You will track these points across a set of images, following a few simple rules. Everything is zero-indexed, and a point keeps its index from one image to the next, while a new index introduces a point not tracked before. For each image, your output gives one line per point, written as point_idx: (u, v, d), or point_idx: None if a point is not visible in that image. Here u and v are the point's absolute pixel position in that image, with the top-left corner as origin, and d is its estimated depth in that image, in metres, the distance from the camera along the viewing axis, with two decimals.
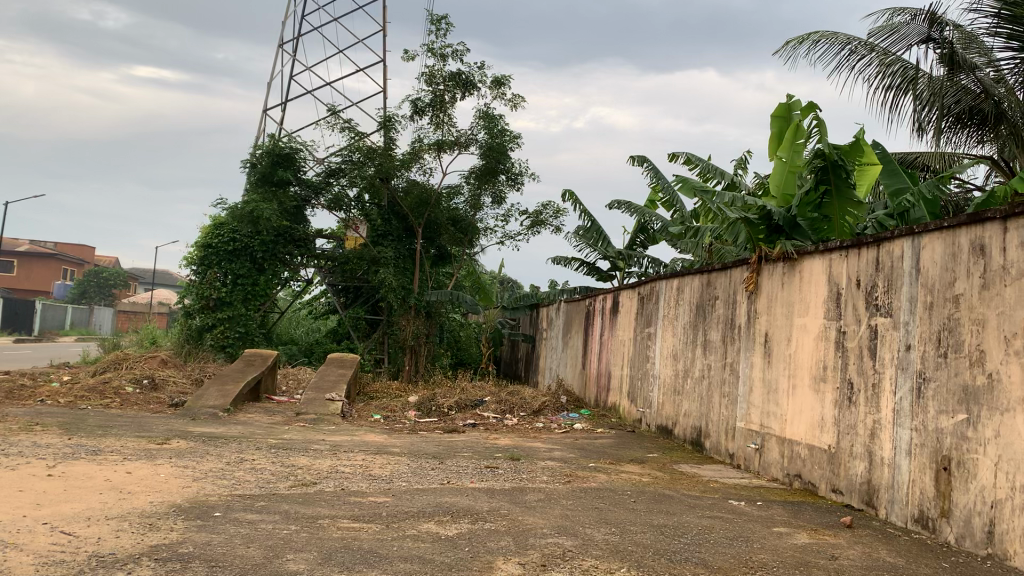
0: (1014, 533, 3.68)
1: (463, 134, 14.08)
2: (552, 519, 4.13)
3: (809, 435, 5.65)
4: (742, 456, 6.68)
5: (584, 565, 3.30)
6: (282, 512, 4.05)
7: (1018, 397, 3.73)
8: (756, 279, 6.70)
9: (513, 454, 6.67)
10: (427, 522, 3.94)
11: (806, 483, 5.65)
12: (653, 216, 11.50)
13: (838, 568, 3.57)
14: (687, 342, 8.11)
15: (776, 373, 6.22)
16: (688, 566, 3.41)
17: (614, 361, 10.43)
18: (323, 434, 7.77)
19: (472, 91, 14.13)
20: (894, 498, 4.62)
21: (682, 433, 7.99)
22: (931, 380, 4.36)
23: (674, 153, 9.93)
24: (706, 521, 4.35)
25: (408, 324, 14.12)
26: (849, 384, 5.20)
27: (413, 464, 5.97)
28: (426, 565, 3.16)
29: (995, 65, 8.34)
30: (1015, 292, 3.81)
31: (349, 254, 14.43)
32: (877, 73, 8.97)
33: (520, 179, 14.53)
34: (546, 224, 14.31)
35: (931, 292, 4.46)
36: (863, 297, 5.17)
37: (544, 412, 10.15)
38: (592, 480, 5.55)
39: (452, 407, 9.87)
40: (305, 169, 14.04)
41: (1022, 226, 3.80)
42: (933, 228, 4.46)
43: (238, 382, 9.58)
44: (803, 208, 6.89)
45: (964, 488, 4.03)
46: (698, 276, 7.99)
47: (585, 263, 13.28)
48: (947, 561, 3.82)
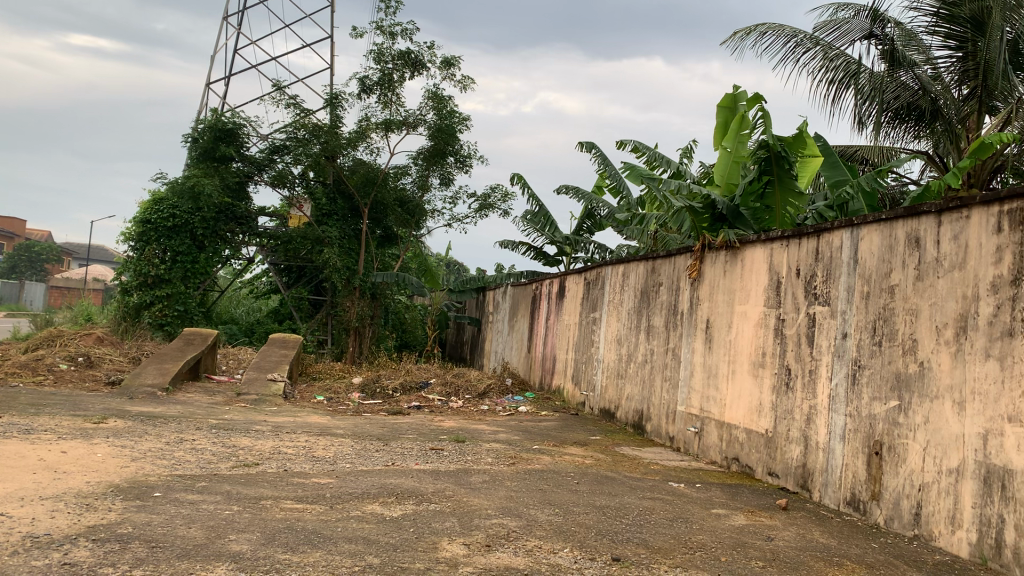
0: (939, 515, 3.84)
1: (411, 114, 13.96)
2: (496, 501, 4.16)
3: (747, 419, 5.79)
4: (682, 440, 6.80)
5: (528, 545, 3.34)
6: (223, 493, 4.01)
7: (946, 385, 3.87)
8: (699, 266, 6.81)
9: (457, 436, 6.68)
10: (371, 503, 3.93)
11: (743, 466, 5.79)
12: (600, 203, 11.58)
13: (774, 548, 3.67)
14: (631, 327, 8.20)
15: (716, 358, 6.36)
16: (630, 546, 3.47)
17: (558, 345, 10.52)
18: (265, 415, 7.69)
19: (421, 71, 14.03)
20: (828, 481, 4.77)
21: (624, 416, 8.10)
22: (866, 367, 4.50)
23: (622, 142, 10.01)
24: (646, 503, 4.43)
25: (352, 306, 14.02)
26: (786, 370, 5.34)
27: (357, 445, 5.95)
28: (370, 546, 3.15)
29: (932, 63, 8.65)
30: (946, 283, 3.95)
31: (292, 234, 14.01)
32: (820, 68, 9.06)
33: (468, 162, 14.60)
34: (494, 208, 14.31)
35: (867, 281, 4.59)
36: (802, 286, 5.29)
37: (488, 395, 10.23)
38: (535, 462, 5.59)
39: (396, 389, 9.83)
40: (248, 145, 13.75)
41: (956, 220, 3.94)
42: (871, 221, 4.59)
43: (177, 361, 9.40)
44: (746, 198, 7.00)
45: (894, 471, 4.18)
46: (643, 263, 8.07)
47: (533, 248, 13.32)
48: (876, 541, 3.96)
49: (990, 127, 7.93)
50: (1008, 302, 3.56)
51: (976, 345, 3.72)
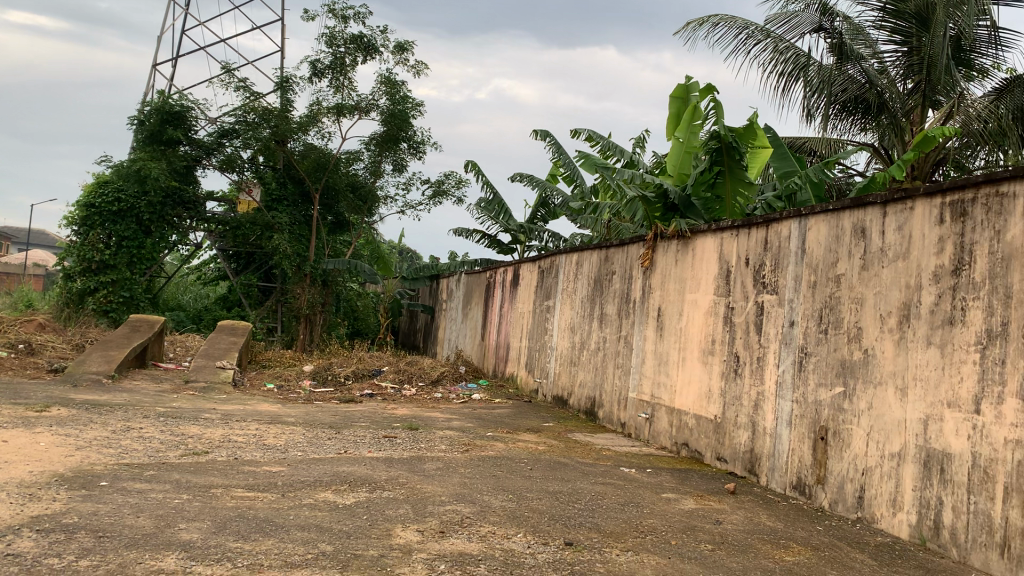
0: (881, 498, 3.95)
1: (364, 98, 13.81)
2: (450, 487, 4.17)
3: (696, 405, 5.88)
4: (633, 426, 6.89)
5: (481, 531, 3.36)
6: (172, 481, 3.95)
7: (890, 371, 3.97)
8: (651, 255, 6.88)
9: (410, 423, 6.67)
10: (324, 491, 3.91)
11: (692, 451, 5.88)
12: (553, 191, 11.59)
13: (723, 531, 3.74)
14: (584, 315, 8.26)
15: (667, 345, 6.44)
16: (582, 531, 3.51)
17: (512, 333, 10.55)
18: (214, 403, 7.58)
19: (374, 55, 13.89)
20: (775, 465, 4.87)
21: (576, 403, 8.17)
22: (812, 354, 4.60)
23: (577, 130, 10.03)
24: (598, 488, 4.48)
25: (303, 293, 13.86)
26: (735, 357, 5.43)
27: (309, 433, 5.90)
28: (323, 534, 3.13)
29: (878, 57, 8.85)
30: (890, 273, 4.05)
31: (241, 219, 13.84)
32: (770, 60, 9.11)
33: (421, 148, 14.55)
34: (448, 195, 14.25)
35: (814, 271, 4.69)
36: (751, 275, 5.38)
37: (442, 382, 10.24)
38: (489, 449, 5.61)
39: (348, 376, 9.78)
40: (197, 128, 13.49)
41: (900, 211, 4.04)
42: (819, 211, 4.68)
43: (123, 348, 9.21)
44: (697, 188, 7.10)
45: (838, 456, 4.29)
46: (597, 251, 8.12)
47: (487, 236, 13.31)
48: (821, 524, 4.05)
49: (933, 120, 8.13)
50: (949, 291, 3.66)
51: (918, 333, 3.82)
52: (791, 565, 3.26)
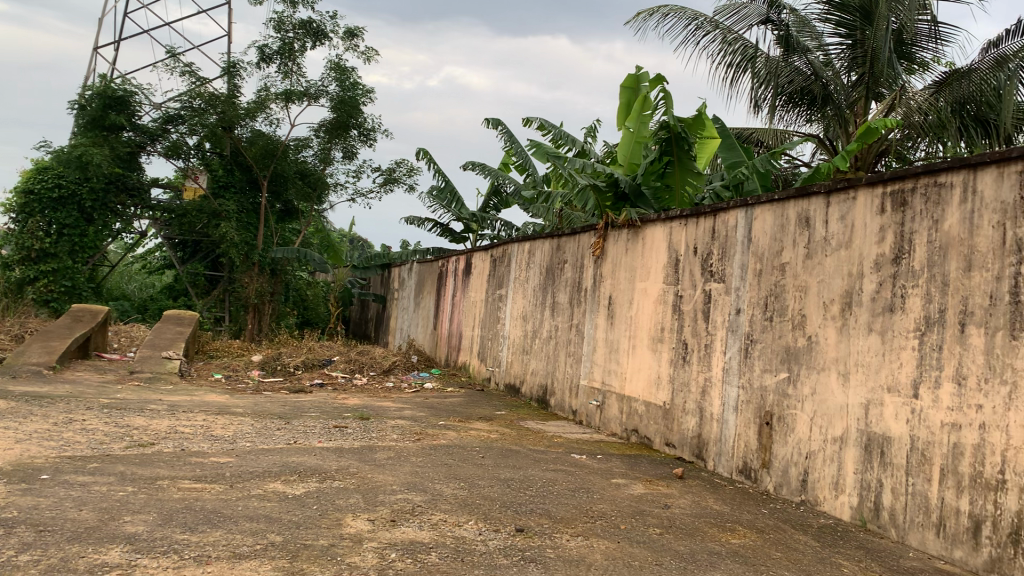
0: (823, 480, 4.05)
1: (313, 85, 13.64)
2: (401, 476, 4.16)
3: (645, 392, 5.95)
4: (584, 413, 6.94)
5: (433, 519, 3.36)
6: (117, 474, 3.87)
7: (832, 358, 4.07)
8: (602, 244, 6.93)
9: (361, 413, 6.63)
10: (273, 481, 3.88)
11: (641, 437, 5.95)
12: (506, 180, 11.59)
13: (671, 516, 3.80)
14: (536, 304, 8.29)
15: (618, 333, 6.50)
16: (533, 517, 3.53)
17: (464, 322, 10.55)
18: (159, 394, 7.45)
19: (323, 41, 13.72)
20: (721, 450, 4.96)
21: (528, 391, 8.22)
22: (758, 341, 4.69)
23: (528, 119, 10.03)
24: (549, 475, 4.52)
25: (251, 282, 13.65)
26: (683, 344, 5.51)
27: (257, 423, 5.83)
28: (272, 525, 3.11)
29: (824, 49, 8.99)
30: (833, 262, 4.14)
31: (187, 207, 13.50)
32: (719, 51, 9.19)
33: (372, 135, 14.42)
34: (399, 182, 14.15)
35: (760, 259, 4.77)
36: (699, 263, 5.45)
37: (393, 371, 10.20)
38: (441, 438, 5.61)
39: (298, 366, 9.69)
40: (141, 114, 13.16)
41: (843, 202, 4.13)
42: (764, 201, 4.76)
43: (65, 338, 8.99)
44: (648, 177, 7.17)
45: (782, 440, 4.38)
46: (548, 240, 8.15)
47: (439, 225, 13.26)
48: (766, 507, 4.14)
49: (876, 112, 8.33)
50: (890, 279, 3.76)
51: (860, 319, 3.91)
52: (736, 547, 3.33)
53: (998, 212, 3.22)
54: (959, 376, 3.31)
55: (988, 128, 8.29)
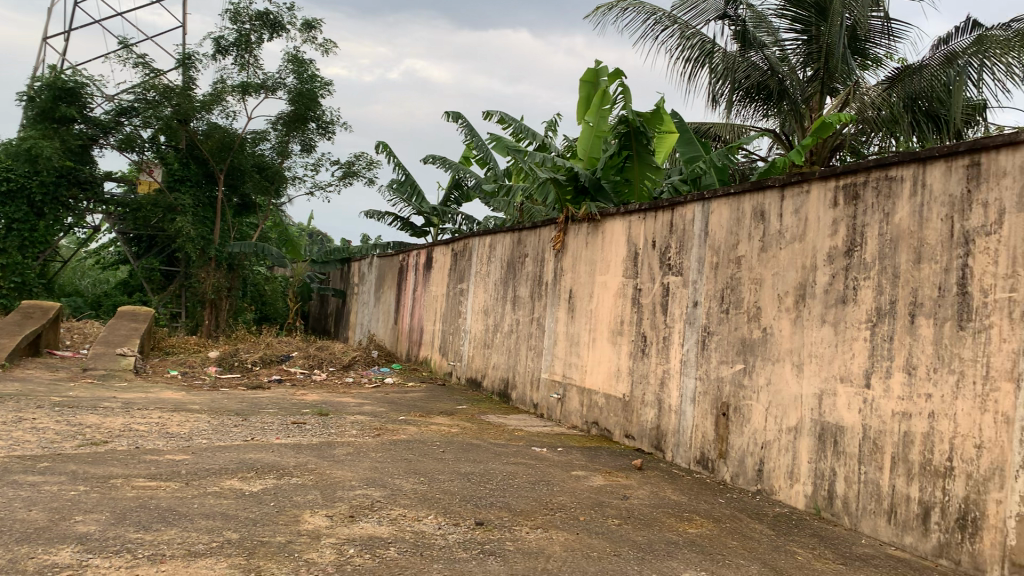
0: (778, 470, 4.11)
1: (270, 77, 13.47)
2: (360, 472, 4.14)
3: (605, 384, 5.99)
4: (545, 406, 6.97)
5: (392, 514, 3.35)
6: (68, 473, 3.79)
7: (787, 349, 4.13)
8: (563, 238, 6.95)
9: (320, 409, 6.58)
10: (230, 478, 3.83)
11: (602, 429, 5.99)
12: (467, 173, 11.56)
13: (630, 506, 3.84)
14: (497, 298, 8.30)
15: (578, 326, 6.53)
16: (493, 510, 3.54)
17: (425, 316, 10.51)
18: (113, 391, 7.32)
19: (280, 32, 13.53)
20: (679, 441, 5.01)
21: (490, 385, 8.22)
22: (714, 333, 4.75)
23: (489, 112, 10.00)
24: (510, 468, 4.53)
25: (208, 277, 13.46)
26: (642, 337, 5.55)
27: (214, 420, 5.76)
28: (228, 522, 3.07)
29: (779, 44, 9.09)
30: (787, 255, 4.21)
31: (141, 201, 13.28)
32: (677, 45, 9.23)
33: (331, 128, 14.29)
34: (358, 175, 14.04)
35: (716, 253, 4.82)
36: (657, 256, 5.50)
37: (353, 367, 10.15)
38: (401, 433, 5.59)
39: (256, 362, 9.58)
40: (93, 106, 12.84)
41: (797, 195, 4.19)
42: (720, 195, 4.82)
43: (14, 336, 8.79)
44: (607, 171, 7.19)
45: (739, 431, 4.44)
46: (509, 234, 8.16)
47: (400, 219, 13.18)
48: (723, 496, 4.20)
49: (831, 107, 8.45)
50: (842, 271, 3.82)
51: (813, 311, 3.97)
52: (694, 536, 3.37)
53: (946, 205, 3.30)
54: (909, 366, 3.38)
55: (938, 123, 8.49)
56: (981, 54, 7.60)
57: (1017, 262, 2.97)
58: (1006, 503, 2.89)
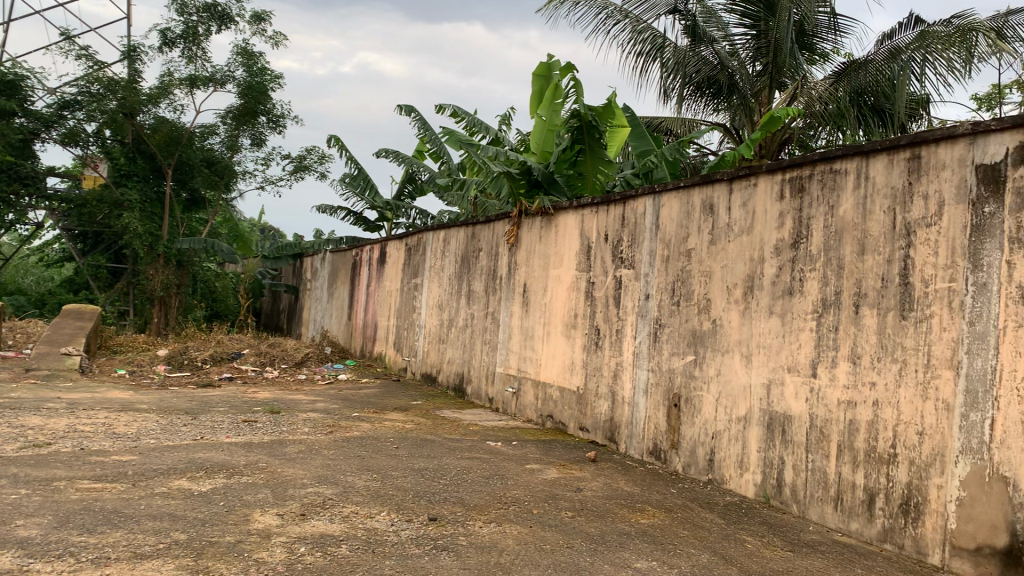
0: (729, 459, 4.17)
1: (219, 70, 13.26)
2: (312, 470, 4.11)
3: (560, 378, 6.02)
4: (500, 400, 6.98)
5: (344, 511, 3.33)
6: (9, 476, 3.70)
7: (735, 340, 4.19)
8: (516, 232, 6.95)
9: (272, 407, 6.50)
10: (178, 478, 3.77)
11: (556, 422, 6.02)
12: (420, 167, 11.50)
13: (583, 498, 3.86)
14: (451, 292, 8.28)
15: (532, 320, 6.54)
16: (446, 506, 3.53)
17: (379, 312, 10.45)
18: (57, 391, 7.14)
19: (228, 25, 13.32)
20: (633, 433, 5.05)
21: (445, 380, 8.20)
22: (666, 326, 4.79)
23: (441, 105, 9.96)
24: (464, 463, 4.53)
25: (156, 274, 13.20)
26: (595, 330, 5.59)
27: (162, 419, 5.66)
28: (176, 523, 3.02)
29: (729, 39, 9.25)
30: (736, 247, 4.26)
31: (86, 197, 12.85)
32: (629, 40, 9.22)
33: (281, 122, 14.15)
34: (310, 170, 13.89)
35: (667, 246, 4.87)
36: (609, 250, 5.53)
37: (306, 364, 10.05)
38: (354, 430, 5.56)
39: (206, 360, 9.43)
40: (33, 99, 12.56)
41: (745, 188, 4.24)
42: (671, 188, 4.86)
43: None
44: (561, 165, 7.19)
45: (690, 421, 4.49)
46: (463, 228, 8.15)
47: (353, 213, 13.08)
48: (675, 487, 4.24)
49: (779, 101, 8.58)
50: (789, 263, 3.89)
51: (761, 302, 4.04)
52: (645, 527, 3.40)
53: (888, 198, 3.37)
54: (854, 355, 3.45)
55: (885, 117, 8.70)
56: (923, 48, 7.79)
57: (956, 253, 3.05)
58: (946, 488, 2.97)
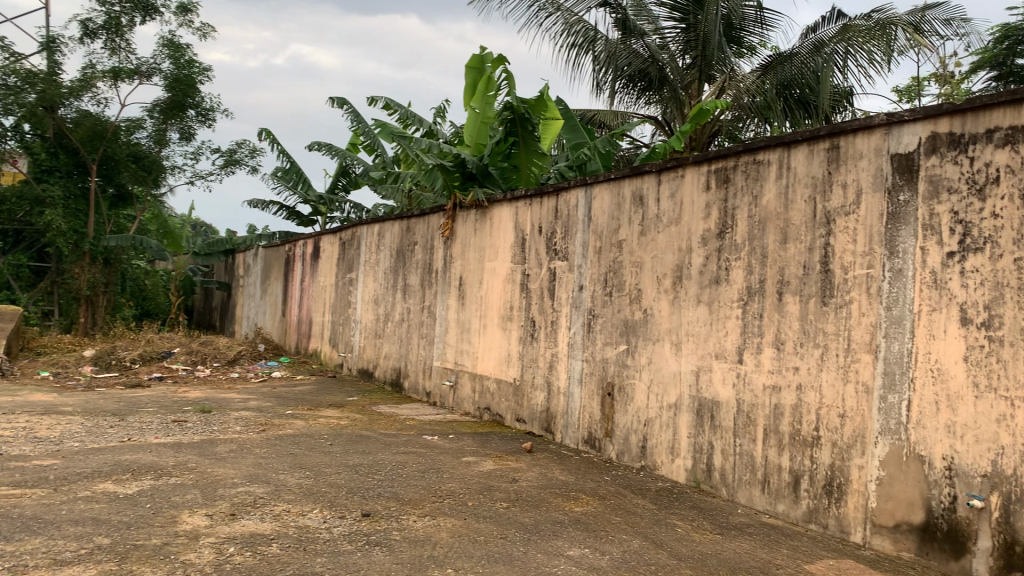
0: (660, 446, 4.25)
1: (143, 62, 12.89)
2: (243, 469, 4.04)
3: (497, 370, 6.03)
4: (438, 394, 6.96)
5: (275, 510, 3.29)
6: None
7: (666, 329, 4.26)
8: (451, 225, 6.93)
9: (203, 406, 6.37)
10: (103, 481, 3.67)
11: (493, 414, 6.03)
12: (354, 160, 11.38)
13: (517, 489, 3.89)
14: (387, 286, 8.22)
15: (468, 313, 6.54)
16: (380, 501, 3.52)
17: (314, 308, 10.33)
18: None
19: (153, 15, 12.97)
20: (568, 422, 5.10)
21: (382, 375, 8.15)
22: (599, 316, 4.85)
23: (373, 97, 9.86)
24: (400, 458, 4.51)
25: (82, 272, 12.82)
26: (531, 322, 5.62)
27: (87, 422, 5.50)
28: (99, 527, 2.95)
29: (660, 33, 9.27)
30: (665, 238, 4.32)
31: (5, 193, 12.54)
32: (562, 32, 9.24)
33: (211, 115, 13.84)
34: (241, 164, 13.62)
35: (599, 237, 4.91)
36: (543, 242, 5.56)
37: (240, 362, 9.88)
38: (287, 427, 5.49)
39: (135, 360, 9.20)
40: None
41: (673, 180, 4.31)
42: (602, 180, 4.90)
43: None
44: (494, 157, 7.20)
45: (623, 410, 4.55)
46: (397, 222, 8.10)
47: (285, 208, 12.87)
48: (608, 474, 4.30)
49: (709, 93, 8.73)
50: (715, 253, 3.96)
51: (689, 292, 4.11)
52: (578, 515, 3.44)
53: (809, 187, 3.46)
54: (778, 341, 3.54)
55: (810, 110, 8.90)
56: (845, 41, 8.03)
57: (874, 240, 3.15)
58: (867, 468, 3.07)
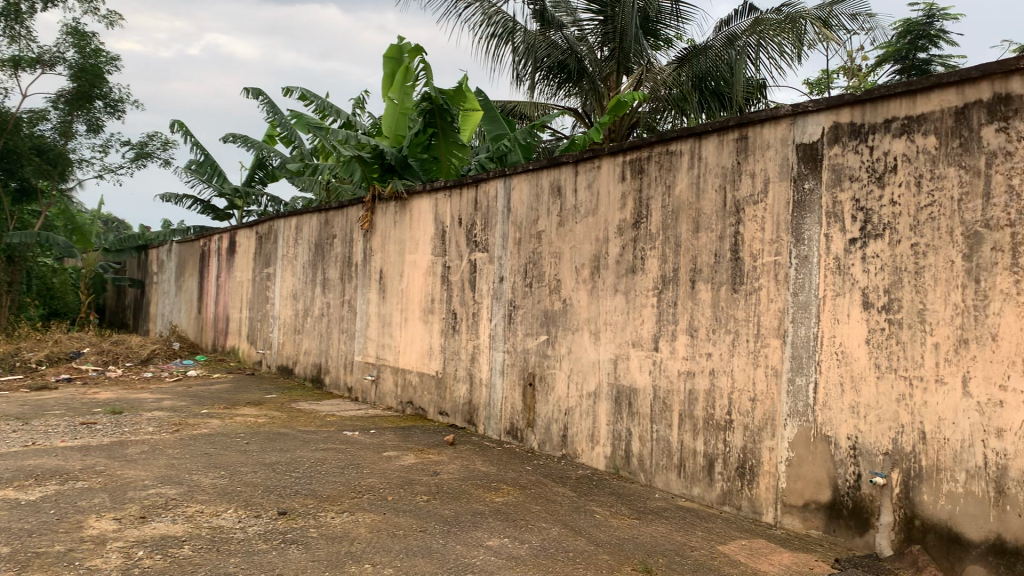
0: (580, 434, 4.29)
1: (46, 50, 12.35)
2: (155, 470, 3.93)
3: (419, 363, 6.00)
4: (360, 389, 6.89)
5: (188, 511, 3.20)
6: None
7: (584, 318, 4.30)
8: (371, 217, 6.85)
9: (114, 407, 6.17)
10: (4, 488, 3.52)
11: (416, 408, 6.00)
12: (271, 152, 11.15)
13: (438, 482, 3.88)
14: (306, 281, 8.09)
15: (389, 307, 6.49)
16: (297, 498, 3.46)
17: (231, 304, 10.10)
18: None
19: (55, 2, 12.43)
20: (490, 414, 5.11)
21: (302, 371, 8.02)
22: (519, 307, 4.86)
23: (289, 88, 9.68)
24: (319, 454, 4.45)
25: None
26: (452, 314, 5.60)
27: None
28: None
29: (578, 24, 9.41)
30: (583, 228, 4.36)
31: None
32: (481, 22, 9.20)
33: (120, 107, 13.36)
34: (153, 157, 13.21)
35: (518, 229, 4.93)
36: (464, 234, 5.55)
37: (154, 361, 9.60)
38: (203, 427, 5.35)
39: (41, 361, 8.84)
40: None
41: (590, 170, 4.35)
42: (520, 171, 4.91)
43: None
44: (414, 149, 7.14)
45: (544, 399, 4.59)
46: (315, 215, 7.97)
47: (200, 202, 12.53)
48: (530, 464, 4.33)
49: (626, 85, 8.83)
50: (631, 243, 4.02)
51: (606, 281, 4.16)
52: (499, 505, 3.46)
53: (719, 176, 3.54)
54: (692, 328, 3.62)
55: (724, 102, 9.05)
56: (758, 33, 8.22)
57: (781, 228, 3.24)
58: (777, 450, 3.16)
